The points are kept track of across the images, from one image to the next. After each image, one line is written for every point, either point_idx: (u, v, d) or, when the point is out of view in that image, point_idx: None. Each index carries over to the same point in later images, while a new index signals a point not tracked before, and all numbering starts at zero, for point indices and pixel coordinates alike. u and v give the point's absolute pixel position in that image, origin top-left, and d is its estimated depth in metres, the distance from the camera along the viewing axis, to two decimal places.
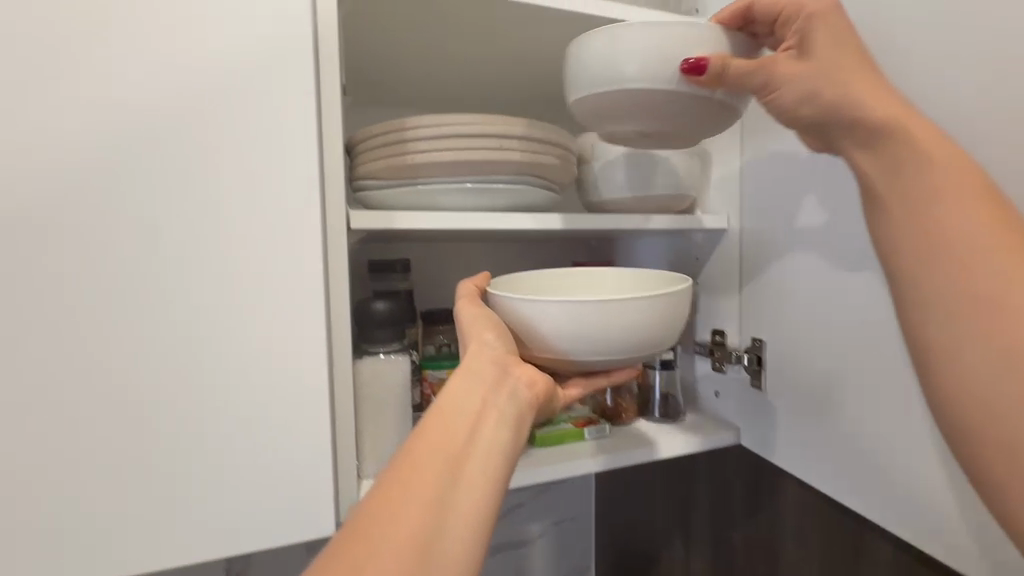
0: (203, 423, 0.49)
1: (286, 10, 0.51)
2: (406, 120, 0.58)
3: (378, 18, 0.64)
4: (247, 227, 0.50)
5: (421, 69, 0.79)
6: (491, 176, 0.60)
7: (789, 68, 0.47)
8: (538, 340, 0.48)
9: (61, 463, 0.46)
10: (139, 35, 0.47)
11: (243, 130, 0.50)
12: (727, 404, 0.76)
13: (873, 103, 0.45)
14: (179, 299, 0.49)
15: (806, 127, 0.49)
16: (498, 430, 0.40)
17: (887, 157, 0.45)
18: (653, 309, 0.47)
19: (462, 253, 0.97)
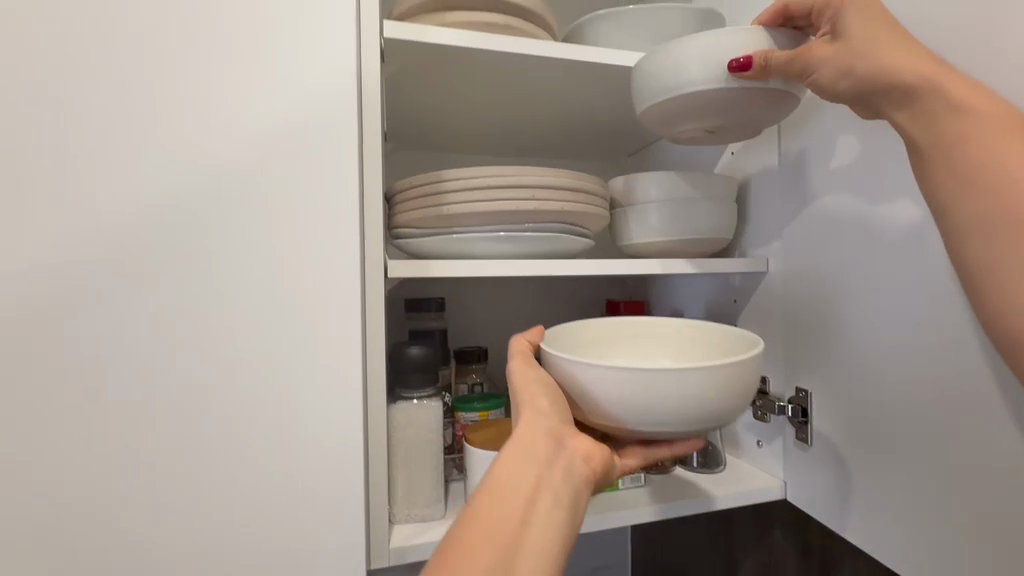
0: (244, 457, 0.50)
1: (331, 62, 0.53)
2: (441, 173, 0.60)
3: (417, 75, 0.67)
4: (288, 273, 0.51)
5: (459, 116, 0.82)
6: (521, 226, 0.61)
7: (824, 49, 0.48)
8: (592, 406, 0.47)
9: (105, 504, 0.47)
10: (191, 89, 0.49)
11: (286, 179, 0.52)
12: (772, 456, 0.73)
13: (909, 69, 0.45)
14: (222, 344, 0.50)
15: (852, 100, 0.49)
16: (552, 510, 0.39)
17: (927, 114, 0.45)
18: (713, 381, 0.45)
19: (496, 291, 0.98)
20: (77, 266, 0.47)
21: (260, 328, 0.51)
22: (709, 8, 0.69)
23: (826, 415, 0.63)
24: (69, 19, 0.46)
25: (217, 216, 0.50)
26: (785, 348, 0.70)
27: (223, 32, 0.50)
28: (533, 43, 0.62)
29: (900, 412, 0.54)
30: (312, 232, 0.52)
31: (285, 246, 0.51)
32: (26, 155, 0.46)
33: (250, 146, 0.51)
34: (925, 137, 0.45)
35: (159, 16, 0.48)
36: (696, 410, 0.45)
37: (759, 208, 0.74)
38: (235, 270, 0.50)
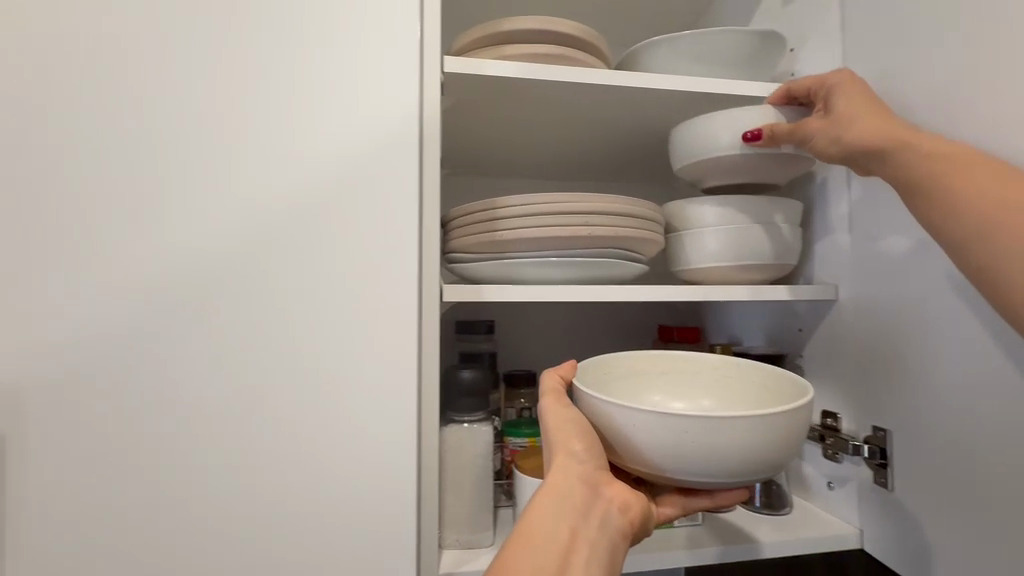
0: (305, 465, 0.53)
1: (397, 92, 0.56)
2: (496, 199, 0.61)
3: (474, 106, 0.70)
4: (349, 292, 0.54)
5: (512, 143, 0.84)
6: (575, 251, 0.61)
7: (815, 124, 0.58)
8: (632, 451, 0.45)
9: (181, 502, 0.51)
10: (268, 122, 0.54)
11: (350, 206, 0.54)
12: (846, 499, 0.68)
13: (884, 133, 0.52)
14: (288, 358, 0.53)
15: (846, 164, 0.56)
16: (588, 566, 0.39)
17: (908, 169, 0.50)
18: (766, 430, 0.42)
19: (545, 315, 0.98)
20: (165, 281, 0.51)
21: (324, 345, 0.53)
22: (769, 29, 0.67)
23: (908, 458, 0.58)
24: (174, 70, 0.52)
25: (289, 246, 0.53)
26: (859, 382, 0.65)
27: (301, 77, 0.54)
28: (587, 72, 0.63)
29: (1008, 463, 0.48)
30: (375, 259, 0.54)
31: (349, 272, 0.54)
32: (132, 190, 0.51)
33: (321, 180, 0.54)
34: (904, 187, 0.51)
35: (248, 65, 0.53)
36: (742, 459, 0.43)
37: (825, 231, 0.70)
38: (305, 296, 0.53)
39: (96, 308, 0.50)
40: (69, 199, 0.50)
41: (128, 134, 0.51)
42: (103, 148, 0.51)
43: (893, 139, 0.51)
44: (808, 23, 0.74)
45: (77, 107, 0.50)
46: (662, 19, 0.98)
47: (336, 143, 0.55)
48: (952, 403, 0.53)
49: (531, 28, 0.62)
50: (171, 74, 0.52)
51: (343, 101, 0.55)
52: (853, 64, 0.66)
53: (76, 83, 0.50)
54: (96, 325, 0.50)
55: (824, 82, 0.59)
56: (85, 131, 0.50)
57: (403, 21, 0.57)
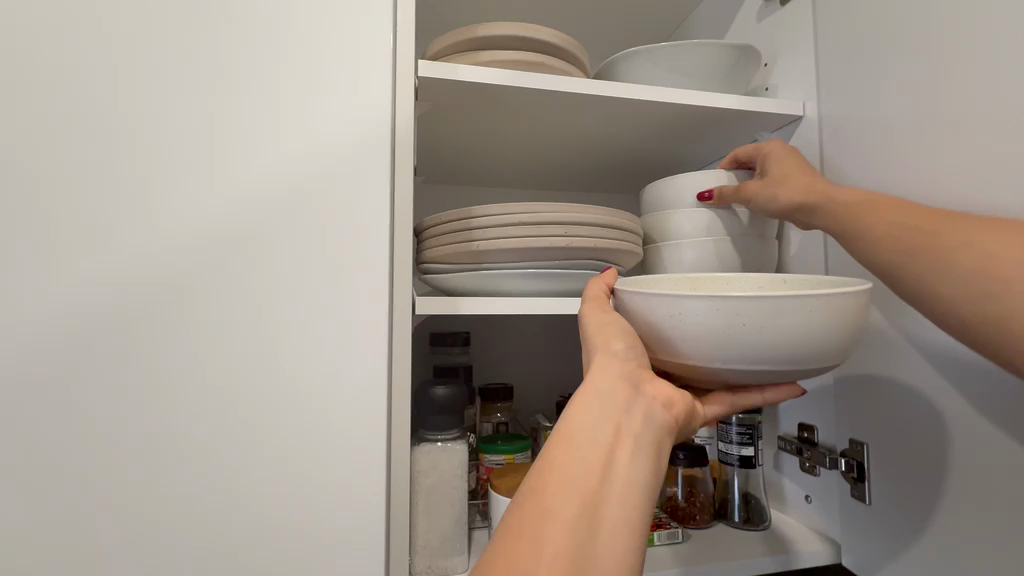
0: (259, 488, 0.48)
1: (369, 96, 0.54)
2: (470, 208, 0.59)
3: (448, 114, 0.68)
4: (312, 300, 0.50)
5: (487, 151, 0.82)
6: (552, 263, 0.60)
7: (754, 184, 0.62)
8: (676, 344, 0.43)
9: (115, 531, 0.46)
10: (225, 120, 0.50)
11: (315, 208, 0.51)
12: (824, 513, 0.68)
13: (810, 186, 0.56)
14: (240, 372, 0.49)
15: (788, 218, 0.59)
16: (636, 457, 0.37)
17: (834, 223, 0.53)
18: (823, 309, 0.39)
19: (521, 327, 0.96)
20: (102, 286, 0.46)
21: (281, 357, 0.49)
22: (745, 44, 0.68)
23: (883, 471, 0.58)
24: (156, 74, 0.49)
25: (247, 250, 0.50)
26: (837, 396, 0.64)
27: (289, 82, 0.52)
28: (566, 80, 0.62)
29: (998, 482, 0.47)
30: (346, 272, 0.52)
31: (318, 286, 0.51)
32: (120, 200, 0.48)
33: (287, 184, 0.51)
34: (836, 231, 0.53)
35: (244, 73, 0.51)
36: (798, 343, 0.40)
37: (800, 245, 0.71)
38: (262, 306, 0.49)
39: (36, 330, 0.45)
40: (22, 210, 0.46)
41: (72, 126, 0.47)
42: (40, 137, 0.46)
43: (818, 193, 0.55)
44: (780, 40, 0.75)
45: (42, 112, 0.46)
46: (641, 28, 0.98)
47: (310, 153, 0.52)
48: (923, 418, 0.53)
49: (512, 35, 0.61)
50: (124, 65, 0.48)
51: (317, 111, 0.52)
52: (824, 81, 0.67)
53: (10, 67, 0.46)
54: (34, 347, 0.45)
55: (760, 148, 0.65)
56: (17, 118, 0.46)
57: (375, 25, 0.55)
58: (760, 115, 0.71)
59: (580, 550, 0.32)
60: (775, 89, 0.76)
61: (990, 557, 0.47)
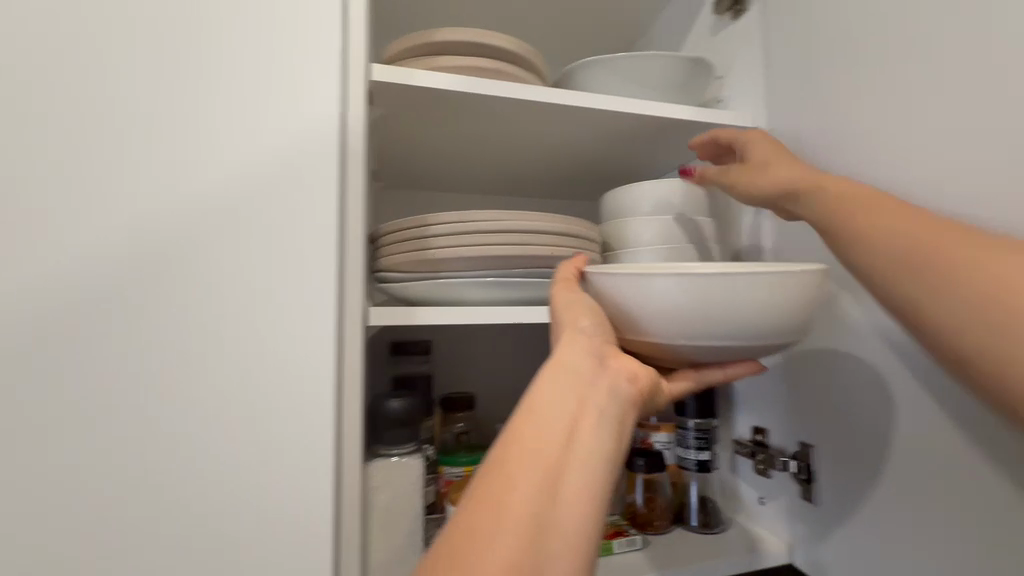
0: (193, 512, 0.45)
1: (319, 91, 0.51)
2: (426, 216, 0.58)
3: (406, 118, 0.67)
4: (253, 307, 0.47)
5: (446, 155, 0.81)
6: (510, 272, 0.59)
7: (734, 172, 0.62)
8: (645, 322, 0.45)
9: (25, 565, 0.41)
10: (157, 109, 0.47)
11: (259, 209, 0.48)
12: (776, 513, 0.69)
13: (793, 174, 0.56)
14: (172, 384, 0.45)
15: (768, 205, 0.59)
16: (599, 426, 0.37)
17: (820, 208, 0.53)
18: (783, 286, 0.42)
19: (483, 335, 0.95)
20: (10, 292, 0.42)
21: (219, 369, 0.46)
22: (699, 57, 0.70)
23: (831, 473, 0.60)
24: (89, 59, 0.45)
25: (181, 253, 0.46)
26: (789, 401, 0.66)
27: (237, 74, 0.49)
28: (524, 89, 0.61)
29: (947, 479, 0.48)
30: (295, 277, 0.48)
31: (265, 292, 0.48)
32: (36, 197, 0.43)
33: (227, 183, 0.48)
34: (830, 226, 0.52)
35: (187, 62, 0.48)
36: (759, 320, 0.43)
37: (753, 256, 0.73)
38: (198, 314, 0.46)
39: None
40: None
41: None
42: None
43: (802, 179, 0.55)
44: (732, 54, 0.78)
45: None
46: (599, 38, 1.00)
47: (258, 150, 0.49)
48: (869, 421, 0.56)
49: (467, 40, 0.60)
50: (42, 49, 0.44)
51: (268, 107, 0.50)
52: (773, 96, 0.70)
53: None
54: None
55: (736, 136, 0.65)
56: None
57: (328, 18, 0.52)
58: (714, 127, 0.73)
59: (539, 516, 0.32)
60: (727, 102, 0.78)
61: (938, 551, 0.49)
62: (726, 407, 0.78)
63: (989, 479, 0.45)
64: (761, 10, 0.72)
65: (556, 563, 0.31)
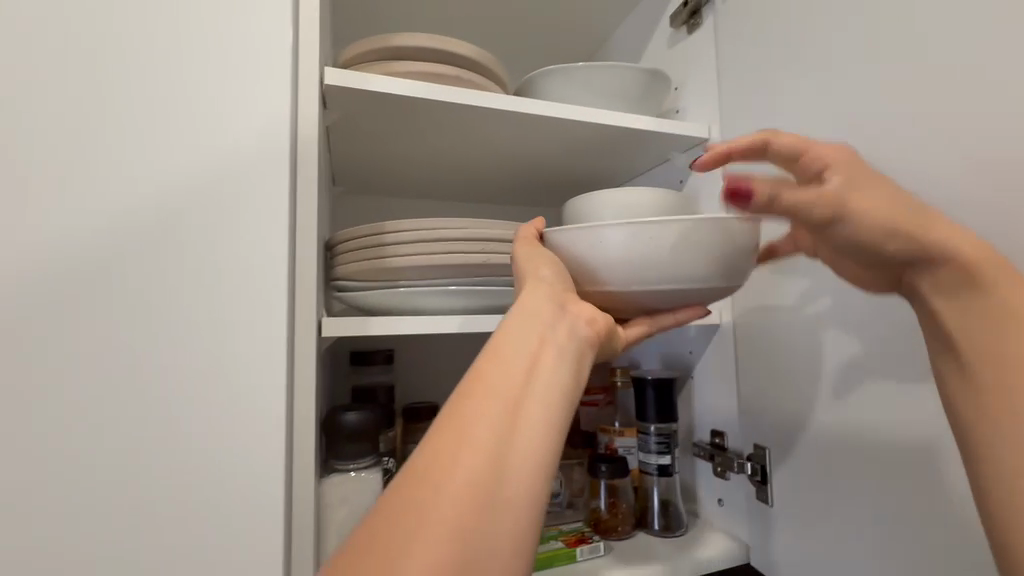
0: (123, 538, 0.41)
1: (266, 92, 0.49)
2: (383, 223, 0.56)
3: (364, 123, 0.65)
4: (192, 315, 0.44)
5: (407, 160, 0.80)
6: (470, 279, 0.58)
7: (863, 203, 0.40)
8: (599, 273, 0.46)
9: None
10: (87, 106, 0.44)
11: (200, 213, 0.46)
12: (734, 514, 0.71)
13: (955, 242, 0.40)
14: (101, 401, 0.42)
15: (887, 262, 0.43)
16: (559, 364, 0.37)
17: (972, 302, 0.40)
18: (728, 233, 0.44)
19: (447, 343, 0.93)
20: None
21: (153, 383, 0.43)
22: (655, 69, 0.72)
23: (783, 473, 0.62)
24: (14, 55, 0.42)
25: (113, 260, 0.43)
26: (743, 405, 0.68)
27: (180, 71, 0.46)
28: (484, 96, 0.61)
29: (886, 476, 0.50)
30: (242, 288, 0.46)
31: (211, 303, 0.45)
32: None
33: (164, 186, 0.45)
34: (971, 335, 0.40)
35: (121, 59, 0.45)
36: (708, 265, 0.45)
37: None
38: (130, 325, 0.43)
39: None
40: None
41: None
42: None
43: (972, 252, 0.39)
44: (686, 67, 0.80)
45: None
46: (560, 46, 1.01)
47: (200, 155, 0.46)
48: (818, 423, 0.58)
49: (423, 46, 0.60)
50: None
51: (213, 106, 0.47)
52: (725, 108, 0.72)
53: None
54: None
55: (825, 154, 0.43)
56: None
57: (279, 17, 0.50)
58: (671, 136, 0.74)
59: (505, 447, 0.32)
60: (683, 113, 0.81)
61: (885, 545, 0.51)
62: (686, 410, 0.80)
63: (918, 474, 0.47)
64: (714, 24, 0.74)
65: (515, 493, 0.30)
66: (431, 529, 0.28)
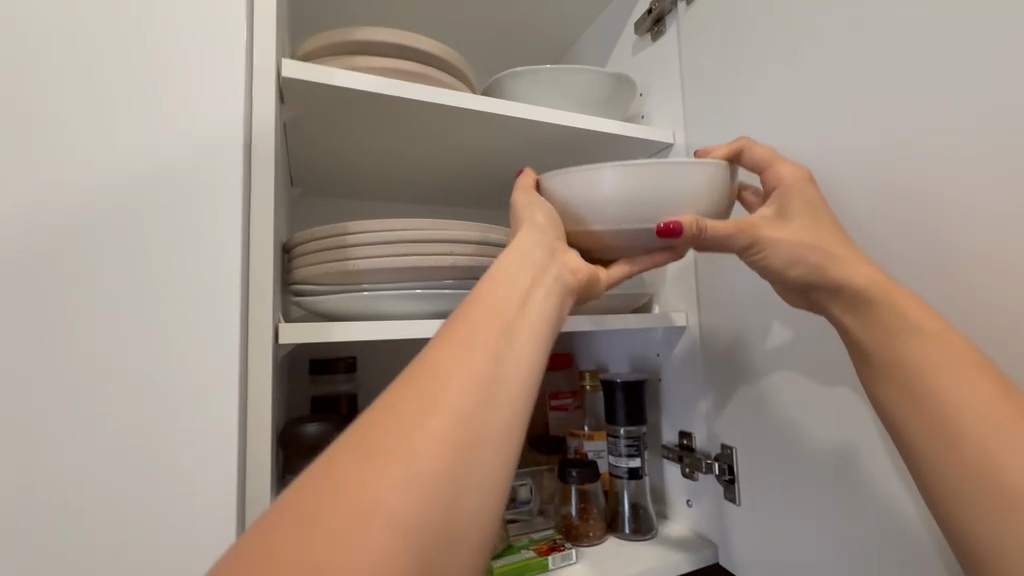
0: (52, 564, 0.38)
1: (215, 83, 0.46)
2: (345, 225, 0.54)
3: (325, 121, 0.63)
4: (130, 321, 0.41)
5: (370, 160, 0.77)
6: (436, 283, 0.56)
7: (771, 234, 0.47)
8: (589, 214, 0.48)
9: None
10: (11, 94, 0.40)
11: (140, 210, 0.42)
12: (702, 515, 0.72)
13: (853, 271, 0.45)
14: (26, 414, 0.38)
15: (794, 287, 0.49)
16: (547, 302, 0.39)
17: (875, 323, 0.44)
18: (707, 176, 0.47)
19: (412, 349, 0.91)
20: None
21: (87, 395, 0.39)
22: (622, 74, 0.72)
23: (748, 473, 0.63)
24: None
25: (39, 261, 0.39)
26: (710, 406, 0.69)
27: (122, 60, 0.43)
28: (450, 95, 0.60)
29: (853, 472, 0.51)
30: (193, 295, 0.43)
31: (152, 313, 0.41)
32: None
33: (98, 181, 0.41)
34: (880, 354, 0.43)
35: (50, 43, 0.41)
36: (692, 206, 0.47)
37: (675, 274, 0.75)
38: (62, 331, 0.39)
39: None
40: None
41: None
42: None
43: (869, 281, 0.44)
44: (652, 74, 0.81)
45: None
46: (529, 48, 1.01)
47: (142, 149, 0.43)
48: (781, 422, 0.59)
49: (388, 41, 0.58)
50: None
51: (156, 95, 0.44)
52: (690, 115, 0.73)
53: None
54: None
55: (778, 176, 0.51)
56: None
57: (232, 5, 0.47)
58: (637, 141, 0.75)
59: (497, 364, 0.32)
60: (649, 120, 0.82)
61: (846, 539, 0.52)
62: (653, 413, 0.80)
63: (885, 470, 0.48)
64: (677, 32, 0.76)
65: (508, 402, 0.32)
66: (424, 424, 0.28)
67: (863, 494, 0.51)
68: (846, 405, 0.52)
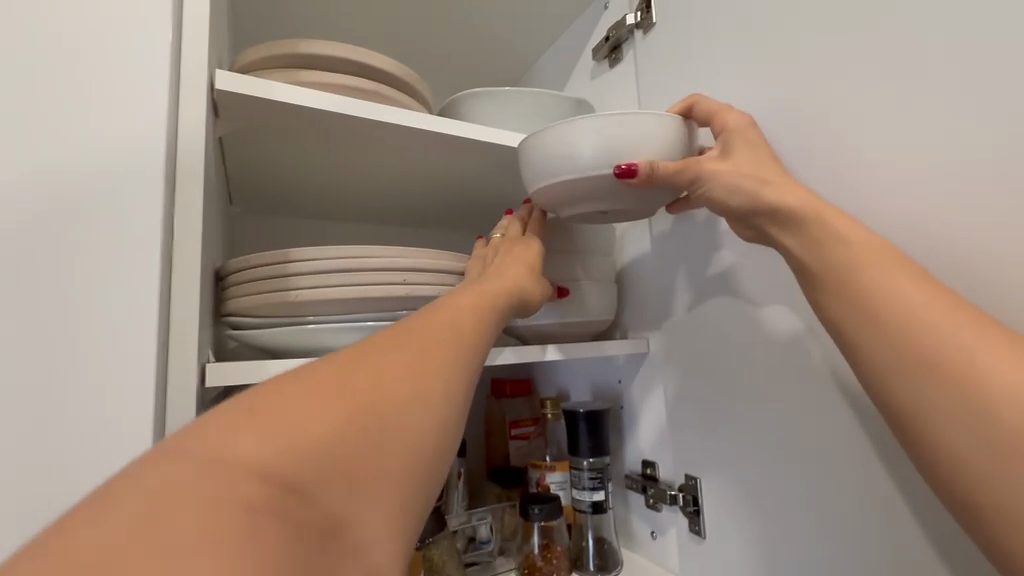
0: None
1: (134, 84, 0.40)
2: (287, 250, 0.49)
3: (264, 136, 0.58)
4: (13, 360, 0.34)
5: (316, 178, 0.72)
6: (389, 314, 0.52)
7: (713, 166, 0.49)
8: (561, 165, 0.49)
9: None
10: None
11: (31, 226, 0.36)
12: (668, 547, 0.70)
13: (789, 196, 0.45)
14: None
15: (742, 220, 0.49)
16: None
17: (822, 250, 0.43)
18: (667, 127, 0.49)
19: None
20: None
21: None
22: (581, 99, 0.72)
23: (715, 503, 0.63)
24: None
25: None
26: (673, 435, 0.68)
27: (15, 53, 0.37)
28: (402, 112, 0.57)
29: (819, 502, 0.51)
30: (105, 333, 0.36)
31: (42, 354, 0.35)
32: None
33: None
34: (830, 278, 0.42)
35: None
36: (657, 154, 0.49)
37: (637, 258, 0.75)
38: None
39: None
40: None
41: None
42: None
43: (811, 210, 0.44)
44: (609, 101, 0.82)
45: None
46: (486, 69, 1.00)
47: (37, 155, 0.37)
48: (747, 451, 0.59)
49: (344, 57, 0.55)
50: None
51: (58, 94, 0.38)
52: None
53: None
54: None
55: (725, 122, 0.53)
56: None
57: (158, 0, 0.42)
58: None
59: None
60: None
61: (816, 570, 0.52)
62: (616, 442, 0.78)
63: (853, 499, 0.49)
64: (634, 60, 0.76)
65: None
66: (441, 360, 0.32)
67: (835, 519, 0.50)
68: (810, 433, 0.52)
